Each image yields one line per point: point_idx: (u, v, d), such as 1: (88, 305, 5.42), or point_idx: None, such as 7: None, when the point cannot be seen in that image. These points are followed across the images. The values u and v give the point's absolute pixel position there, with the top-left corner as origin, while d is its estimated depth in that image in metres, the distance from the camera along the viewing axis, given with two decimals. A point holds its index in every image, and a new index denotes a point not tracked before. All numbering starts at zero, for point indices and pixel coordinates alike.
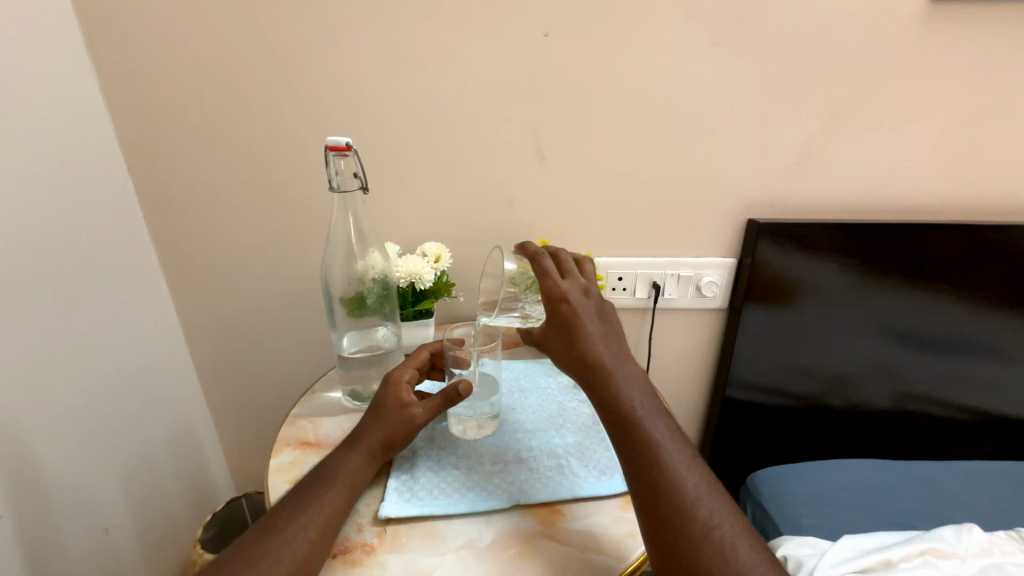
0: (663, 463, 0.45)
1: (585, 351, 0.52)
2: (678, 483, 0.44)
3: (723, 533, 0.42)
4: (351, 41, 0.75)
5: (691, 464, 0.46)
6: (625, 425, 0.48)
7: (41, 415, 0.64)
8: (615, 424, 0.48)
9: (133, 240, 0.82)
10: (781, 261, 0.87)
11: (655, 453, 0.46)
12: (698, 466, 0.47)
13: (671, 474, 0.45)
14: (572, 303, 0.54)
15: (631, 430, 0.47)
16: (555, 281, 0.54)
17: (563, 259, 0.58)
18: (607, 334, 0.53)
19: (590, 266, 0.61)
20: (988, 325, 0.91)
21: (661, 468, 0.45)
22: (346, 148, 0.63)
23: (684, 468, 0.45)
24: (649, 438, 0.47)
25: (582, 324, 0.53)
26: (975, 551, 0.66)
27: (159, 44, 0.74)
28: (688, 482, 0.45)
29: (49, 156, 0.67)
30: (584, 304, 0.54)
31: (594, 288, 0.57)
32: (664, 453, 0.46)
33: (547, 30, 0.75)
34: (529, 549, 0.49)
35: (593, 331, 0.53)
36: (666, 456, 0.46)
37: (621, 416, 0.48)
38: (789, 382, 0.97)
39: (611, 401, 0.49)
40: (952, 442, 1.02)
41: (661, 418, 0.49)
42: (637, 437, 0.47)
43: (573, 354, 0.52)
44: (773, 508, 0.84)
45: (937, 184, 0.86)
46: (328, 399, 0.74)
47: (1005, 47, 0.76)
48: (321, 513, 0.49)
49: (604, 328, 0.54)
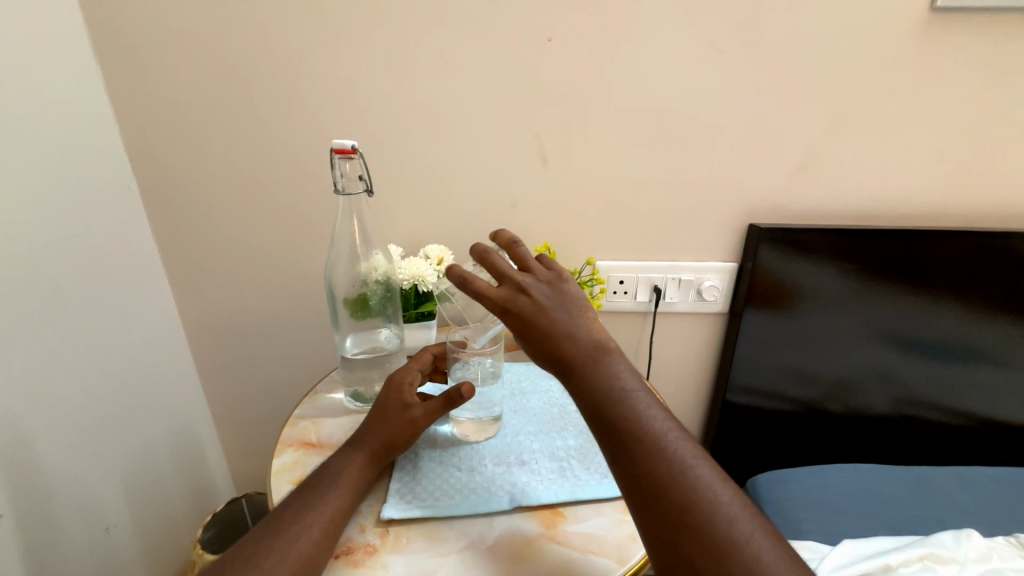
0: (644, 450, 0.43)
1: (549, 353, 0.48)
2: (662, 467, 0.42)
3: (713, 510, 0.40)
4: (357, 44, 0.76)
5: (675, 444, 0.44)
6: (601, 422, 0.45)
7: (42, 412, 0.65)
8: (592, 420, 0.46)
9: (137, 239, 0.83)
10: (781, 266, 0.87)
11: (633, 442, 0.44)
12: (685, 442, 0.44)
13: (654, 459, 0.43)
14: (516, 309, 0.48)
15: (607, 423, 0.45)
16: (486, 293, 0.49)
17: (492, 257, 0.52)
18: (564, 329, 0.48)
19: (523, 250, 0.53)
20: (986, 331, 0.91)
21: (642, 455, 0.43)
22: (352, 151, 0.63)
23: (662, 449, 0.43)
24: (628, 424, 0.44)
25: (536, 331, 0.48)
26: (975, 557, 0.66)
27: (164, 44, 0.74)
28: (672, 463, 0.42)
29: (54, 157, 0.67)
30: (529, 308, 0.48)
31: (536, 280, 0.51)
32: (645, 435, 0.44)
33: (551, 34, 0.76)
34: (532, 551, 0.50)
35: (548, 334, 0.48)
36: (642, 443, 0.43)
37: (596, 411, 0.46)
38: (787, 387, 0.97)
39: (586, 399, 0.47)
40: (951, 448, 1.02)
41: (641, 396, 0.46)
42: (615, 427, 0.45)
43: (540, 358, 0.49)
44: (773, 512, 0.84)
45: (935, 192, 0.86)
46: (329, 399, 0.75)
47: (1002, 56, 0.77)
48: (325, 514, 0.50)
49: (560, 324, 0.48)
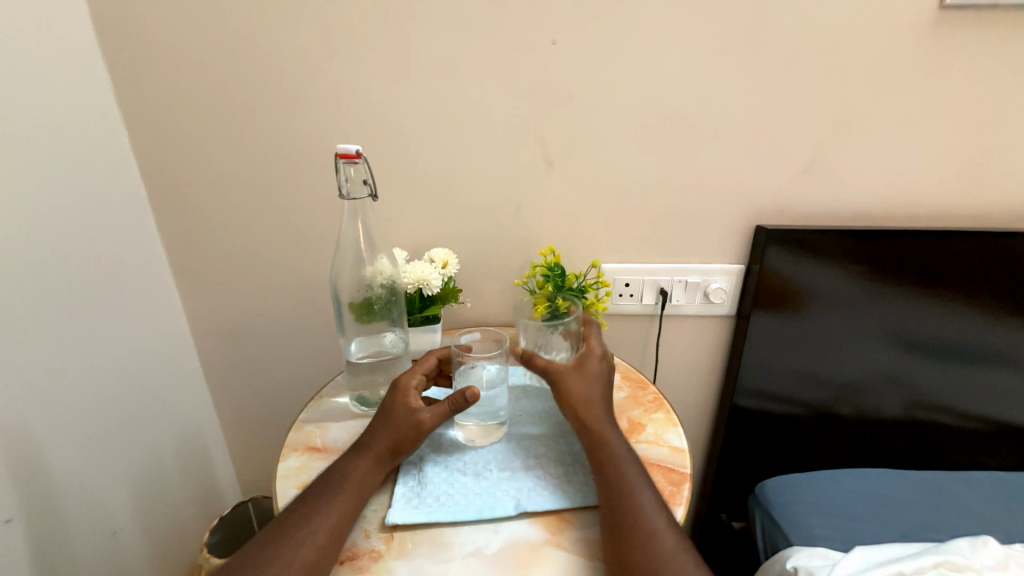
0: (630, 506, 0.50)
1: (591, 398, 0.59)
2: (646, 511, 0.50)
3: (677, 571, 0.46)
4: (362, 50, 0.76)
5: (656, 511, 0.50)
6: (607, 463, 0.54)
7: (52, 417, 0.65)
8: (601, 458, 0.55)
9: (144, 244, 0.83)
10: (791, 269, 0.86)
11: (631, 485, 0.52)
12: (665, 515, 0.50)
13: (636, 511, 0.50)
14: (599, 363, 0.63)
15: (612, 465, 0.54)
16: (596, 345, 0.65)
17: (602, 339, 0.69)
18: (609, 402, 0.61)
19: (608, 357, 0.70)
20: (1000, 333, 0.90)
21: (628, 499, 0.50)
22: (356, 156, 0.62)
23: (652, 501, 0.51)
24: (628, 474, 0.53)
25: (596, 386, 0.61)
26: (990, 564, 0.64)
27: (170, 51, 0.75)
28: (651, 519, 0.49)
29: (63, 164, 0.68)
30: (603, 372, 0.63)
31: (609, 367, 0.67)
32: (633, 491, 0.51)
33: (556, 37, 0.75)
34: (537, 559, 0.49)
35: (598, 395, 0.60)
36: (638, 490, 0.52)
37: (605, 454, 0.55)
38: (797, 390, 0.96)
39: (600, 440, 0.56)
40: (965, 453, 1.01)
41: (633, 463, 0.55)
42: (618, 470, 0.53)
43: (583, 396, 0.59)
44: (782, 518, 0.83)
45: (947, 192, 0.85)
46: (335, 404, 0.75)
47: (1014, 52, 0.76)
48: (330, 520, 0.50)
49: (608, 396, 0.61)
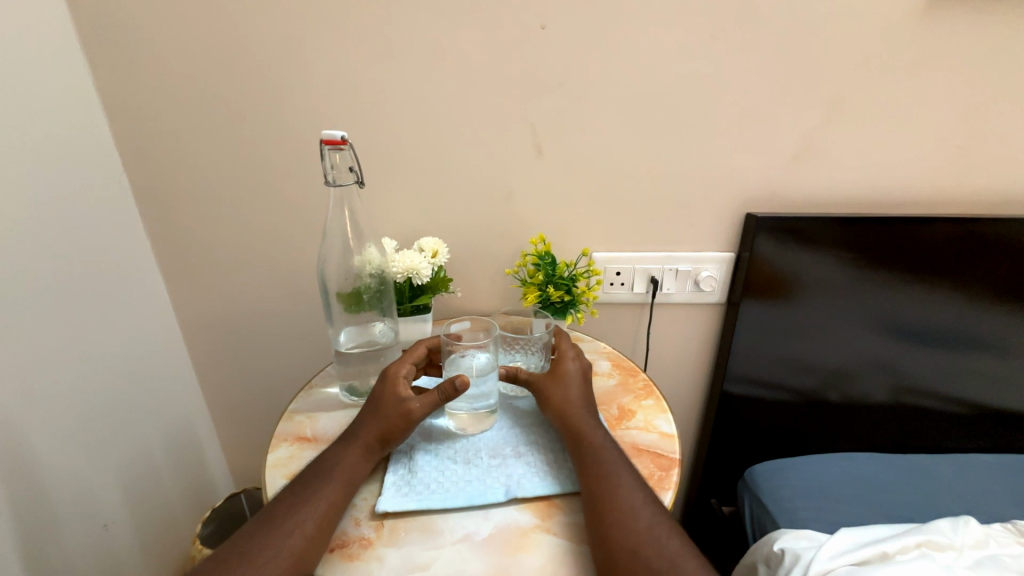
0: (609, 491, 0.51)
1: (567, 397, 0.61)
2: (625, 494, 0.51)
3: (657, 548, 0.47)
4: (348, 36, 0.75)
5: (633, 492, 0.51)
6: (585, 453, 0.55)
7: (40, 410, 0.65)
8: (579, 450, 0.56)
9: (129, 236, 0.82)
10: (780, 256, 0.87)
11: (609, 471, 0.53)
12: (642, 494, 0.51)
13: (615, 495, 0.50)
14: (574, 364, 0.65)
15: (590, 455, 0.55)
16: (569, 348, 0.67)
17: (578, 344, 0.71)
18: (588, 398, 0.62)
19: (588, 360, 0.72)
20: (985, 318, 0.91)
21: (607, 486, 0.51)
22: (342, 142, 0.61)
23: (630, 484, 0.52)
24: (606, 462, 0.54)
25: (572, 385, 0.63)
26: (972, 543, 0.66)
27: (150, 37, 0.73)
28: (629, 501, 0.50)
29: (44, 153, 0.67)
30: (579, 371, 0.65)
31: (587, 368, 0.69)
32: (612, 477, 0.52)
33: (545, 21, 0.74)
34: (527, 544, 0.50)
35: (574, 393, 0.62)
36: (616, 475, 0.52)
37: (583, 446, 0.56)
38: (786, 376, 0.97)
39: (579, 433, 0.57)
40: (949, 436, 1.02)
41: (612, 451, 0.55)
42: (596, 459, 0.54)
43: (558, 397, 0.61)
44: (771, 501, 0.84)
45: (933, 179, 0.86)
46: (325, 394, 0.74)
47: (1003, 37, 0.76)
48: (319, 508, 0.50)
49: (586, 393, 0.63)
